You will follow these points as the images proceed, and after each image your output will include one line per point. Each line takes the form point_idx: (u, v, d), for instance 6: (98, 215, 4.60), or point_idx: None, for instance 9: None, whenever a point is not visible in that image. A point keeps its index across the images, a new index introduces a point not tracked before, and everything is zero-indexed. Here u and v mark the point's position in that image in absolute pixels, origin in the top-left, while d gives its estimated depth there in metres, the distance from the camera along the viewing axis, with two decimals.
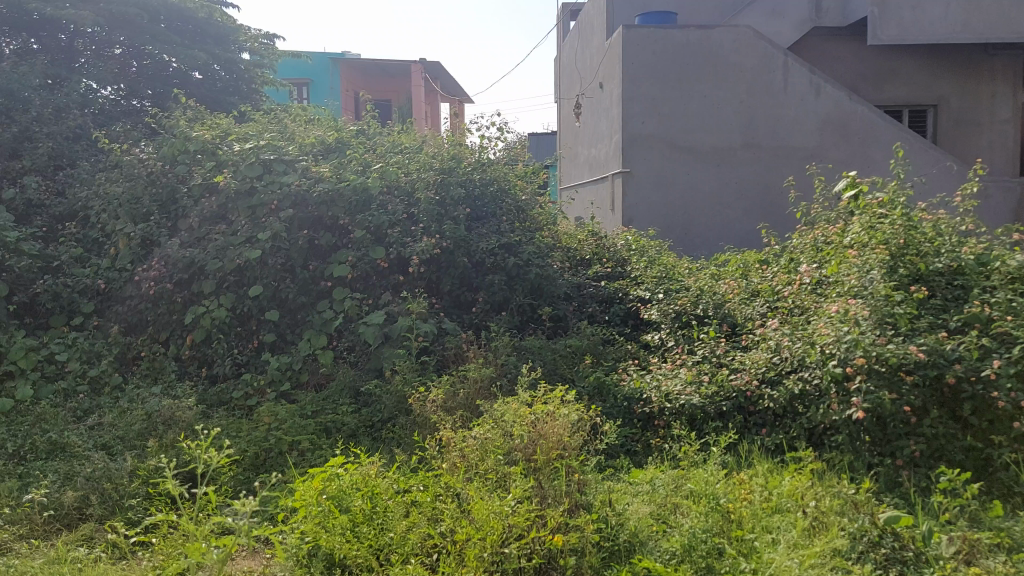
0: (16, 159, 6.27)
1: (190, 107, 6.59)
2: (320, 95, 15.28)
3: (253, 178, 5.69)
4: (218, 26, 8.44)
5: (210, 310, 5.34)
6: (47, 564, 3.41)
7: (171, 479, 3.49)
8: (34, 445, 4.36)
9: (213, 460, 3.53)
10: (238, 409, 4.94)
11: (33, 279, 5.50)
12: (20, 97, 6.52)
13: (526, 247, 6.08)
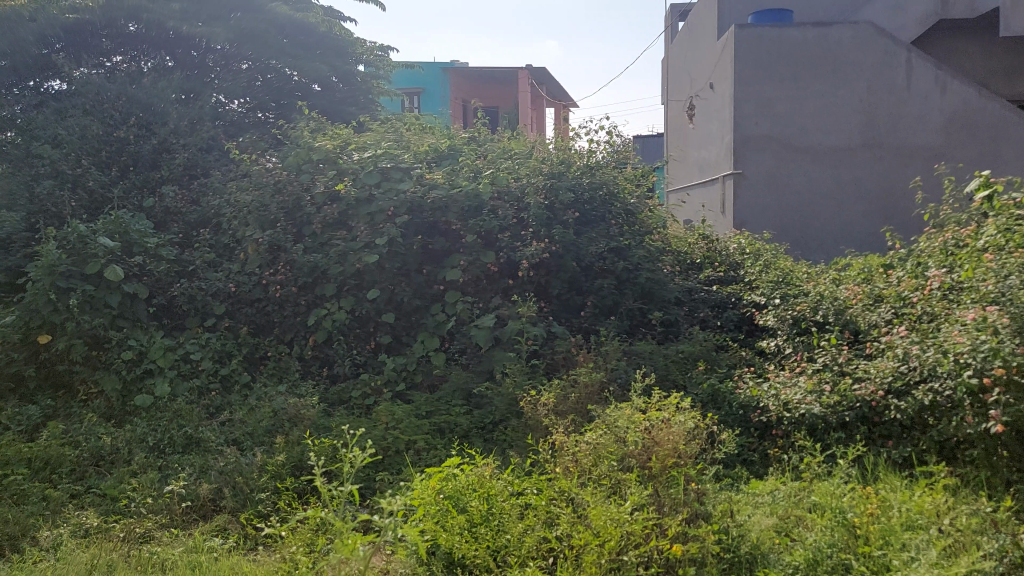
0: (157, 169, 6.76)
1: (312, 118, 6.82)
2: (431, 104, 15.59)
3: (372, 185, 5.81)
4: (335, 38, 8.36)
5: (332, 311, 5.62)
6: (186, 552, 3.62)
7: (317, 476, 3.54)
8: (172, 439, 4.66)
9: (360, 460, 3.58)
10: (357, 408, 5.11)
11: (171, 283, 5.83)
12: (157, 111, 6.96)
13: (636, 251, 6.01)
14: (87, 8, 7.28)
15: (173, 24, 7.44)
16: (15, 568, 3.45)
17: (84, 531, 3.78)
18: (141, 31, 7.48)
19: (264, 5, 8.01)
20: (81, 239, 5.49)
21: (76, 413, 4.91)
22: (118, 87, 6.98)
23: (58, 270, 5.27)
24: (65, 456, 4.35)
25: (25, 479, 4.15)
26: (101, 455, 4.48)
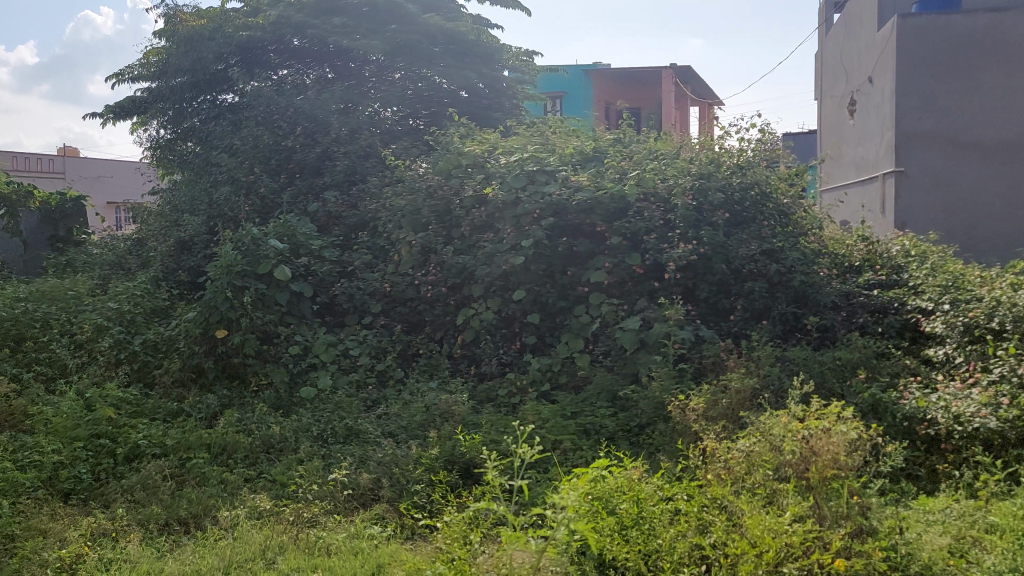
0: (321, 176, 7.20)
1: (463, 125, 7.02)
2: (574, 108, 15.77)
3: (518, 188, 5.88)
4: (483, 45, 8.41)
5: (479, 312, 5.75)
6: (348, 538, 3.80)
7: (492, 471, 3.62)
8: (334, 430, 4.95)
9: (528, 456, 3.60)
10: (503, 406, 5.22)
11: (333, 282, 6.24)
12: (321, 121, 7.33)
13: (789, 253, 5.81)
14: (259, 27, 7.97)
15: (335, 39, 7.78)
16: (199, 544, 3.75)
17: (258, 513, 4.05)
18: (306, 46, 7.95)
19: (418, 16, 8.17)
20: (255, 241, 6.00)
21: (249, 402, 5.28)
22: (286, 100, 7.49)
23: (235, 269, 5.72)
24: (240, 443, 4.71)
25: (205, 462, 4.52)
26: (271, 443, 4.80)
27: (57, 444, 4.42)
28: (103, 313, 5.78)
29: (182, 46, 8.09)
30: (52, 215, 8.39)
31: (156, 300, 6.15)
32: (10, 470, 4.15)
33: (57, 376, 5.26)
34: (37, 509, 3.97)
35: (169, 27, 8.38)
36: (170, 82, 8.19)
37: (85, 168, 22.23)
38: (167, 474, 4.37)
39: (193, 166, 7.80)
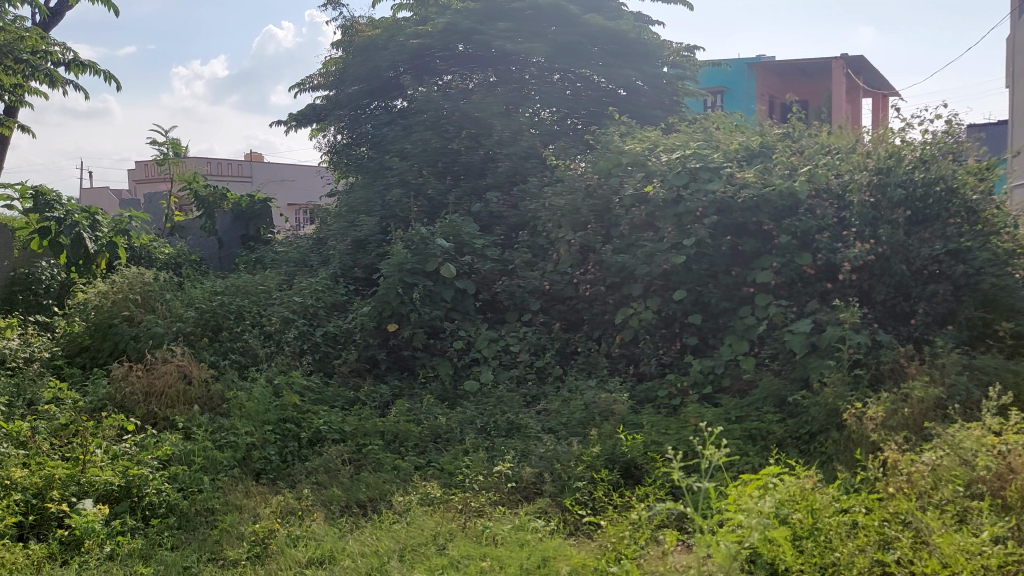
0: (485, 176, 7.39)
1: (625, 123, 6.98)
2: (734, 102, 15.32)
3: (680, 186, 5.79)
4: (643, 43, 8.32)
5: (639, 311, 5.69)
6: (513, 530, 3.87)
7: (677, 470, 3.56)
8: (497, 423, 5.09)
9: (717, 458, 3.51)
10: (664, 406, 5.17)
11: (495, 280, 6.41)
12: (485, 124, 7.53)
13: (978, 253, 5.26)
14: (428, 34, 8.25)
15: (500, 44, 7.92)
16: (375, 526, 3.96)
17: (429, 500, 4.22)
18: (471, 52, 8.16)
19: (579, 18, 8.18)
20: (423, 240, 6.25)
21: (417, 393, 5.58)
22: (453, 103, 7.76)
23: (405, 267, 6.05)
24: (410, 432, 4.95)
25: (379, 449, 4.78)
26: (439, 433, 5.01)
27: (249, 426, 4.83)
28: (289, 307, 6.22)
29: (358, 57, 8.63)
30: (243, 216, 8.98)
31: (336, 294, 6.54)
32: (211, 449, 4.57)
33: (250, 364, 5.72)
34: (234, 486, 4.33)
35: (346, 38, 8.86)
36: (347, 90, 8.77)
37: (269, 172, 23.99)
38: (345, 459, 4.67)
39: (366, 169, 8.20)
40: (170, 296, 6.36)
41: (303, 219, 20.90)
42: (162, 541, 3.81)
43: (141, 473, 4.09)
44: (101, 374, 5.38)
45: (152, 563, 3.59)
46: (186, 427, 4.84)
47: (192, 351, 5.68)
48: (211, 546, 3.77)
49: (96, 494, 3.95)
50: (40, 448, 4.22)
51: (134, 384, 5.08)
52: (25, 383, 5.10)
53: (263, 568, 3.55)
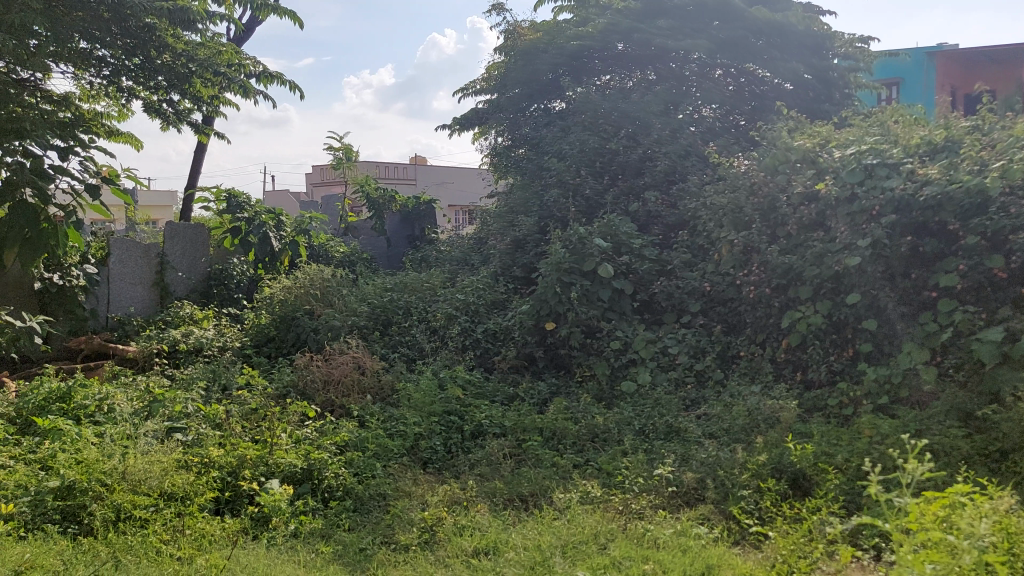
0: (643, 176, 7.32)
1: (792, 119, 6.71)
2: (911, 95, 14.55)
3: (854, 184, 5.49)
4: (813, 35, 7.89)
5: (807, 314, 5.45)
6: (675, 535, 3.81)
7: (871, 485, 3.30)
8: (656, 426, 5.03)
9: (920, 473, 3.23)
10: (834, 417, 4.97)
11: (653, 280, 6.34)
12: (645, 123, 7.47)
13: None
14: (589, 35, 8.25)
15: (659, 41, 7.80)
16: (537, 521, 4.01)
17: (589, 498, 4.24)
18: (631, 50, 8.09)
19: (745, 9, 7.82)
20: (581, 240, 6.26)
21: (574, 391, 5.64)
22: (612, 103, 7.72)
23: (563, 267, 6.08)
24: (569, 430, 5.00)
25: (539, 445, 4.85)
26: (597, 432, 5.03)
27: (417, 417, 5.07)
28: (452, 303, 6.49)
29: (519, 60, 8.67)
30: (411, 216, 9.50)
31: (496, 293, 6.70)
32: (383, 438, 4.84)
33: (416, 357, 6.05)
34: (404, 473, 4.54)
35: (507, 41, 8.99)
36: (507, 94, 8.88)
37: (431, 175, 24.99)
38: (507, 453, 4.78)
39: (526, 170, 8.32)
40: (347, 291, 6.79)
41: (459, 219, 21.77)
42: (340, 522, 4.04)
43: (320, 457, 4.40)
44: (285, 362, 5.86)
45: (332, 542, 3.81)
46: (360, 416, 5.16)
47: (366, 343, 6.10)
48: (384, 530, 3.96)
49: (281, 474, 4.27)
50: (234, 430, 4.61)
51: (314, 373, 5.50)
52: (221, 369, 5.57)
53: (432, 554, 3.70)
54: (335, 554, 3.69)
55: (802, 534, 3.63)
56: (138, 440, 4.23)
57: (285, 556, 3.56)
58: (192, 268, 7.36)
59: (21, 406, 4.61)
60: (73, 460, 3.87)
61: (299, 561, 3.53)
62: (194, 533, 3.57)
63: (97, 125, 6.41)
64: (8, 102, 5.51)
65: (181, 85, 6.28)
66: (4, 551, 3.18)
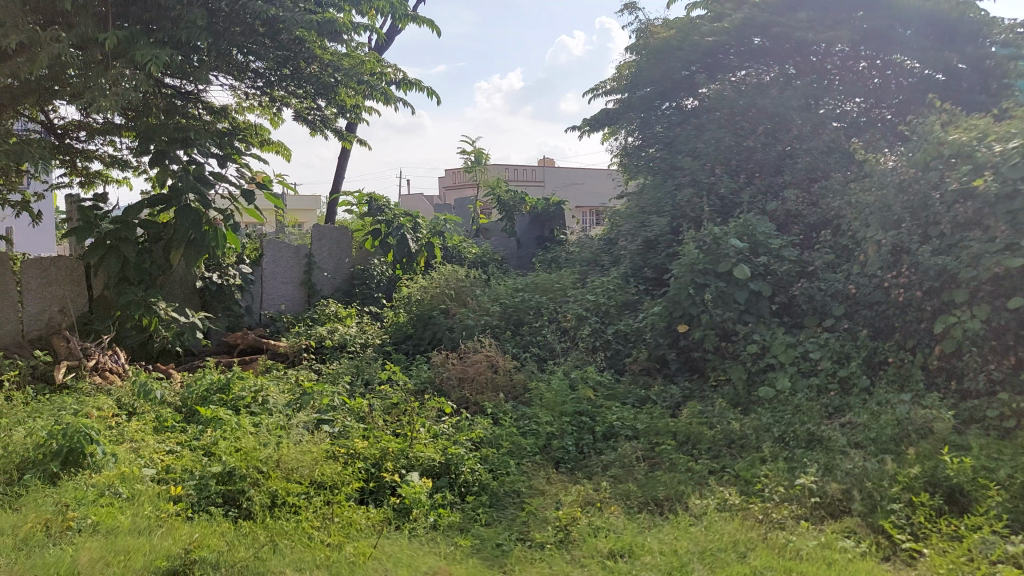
0: (781, 174, 7.13)
1: (947, 111, 6.29)
2: None
3: (1017, 179, 5.02)
4: (969, 22, 7.28)
5: (963, 320, 5.02)
6: (819, 547, 3.65)
7: None
8: (796, 433, 4.84)
9: None
10: (993, 429, 4.59)
11: (793, 282, 6.11)
12: (785, 119, 7.24)
13: None
14: (725, 30, 8.02)
15: (799, 35, 7.52)
16: (672, 526, 3.95)
17: (727, 506, 4.13)
18: (768, 45, 7.83)
19: None
20: (716, 240, 6.13)
21: (708, 395, 5.51)
22: (748, 99, 7.49)
23: (697, 268, 5.97)
24: (703, 435, 4.89)
25: (673, 449, 4.77)
26: (733, 439, 4.89)
27: (550, 416, 5.11)
28: (583, 304, 6.50)
29: (651, 59, 8.55)
30: (540, 217, 9.52)
31: (627, 293, 6.64)
32: (516, 435, 4.91)
33: (548, 357, 6.12)
34: (537, 471, 4.58)
35: (639, 40, 8.88)
36: (638, 93, 8.78)
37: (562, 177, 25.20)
38: (640, 456, 4.73)
39: (658, 170, 8.23)
40: (479, 291, 6.91)
41: (592, 219, 21.51)
42: (477, 517, 4.12)
43: (457, 452, 4.52)
44: (423, 359, 6.06)
45: (470, 536, 3.89)
46: (494, 413, 5.25)
47: (498, 342, 6.20)
48: (520, 527, 4.01)
49: (421, 468, 4.41)
50: (377, 423, 4.82)
51: (450, 370, 5.68)
52: (364, 364, 5.88)
53: (568, 553, 3.69)
54: (473, 549, 3.76)
55: (963, 555, 3.40)
56: (290, 431, 4.50)
57: (427, 547, 3.66)
58: (337, 268, 7.74)
59: (186, 396, 4.99)
60: (233, 448, 4.15)
61: (440, 553, 3.62)
62: (343, 521, 3.73)
63: (251, 134, 6.87)
64: (174, 114, 6.05)
65: (328, 93, 6.57)
66: (176, 530, 3.43)
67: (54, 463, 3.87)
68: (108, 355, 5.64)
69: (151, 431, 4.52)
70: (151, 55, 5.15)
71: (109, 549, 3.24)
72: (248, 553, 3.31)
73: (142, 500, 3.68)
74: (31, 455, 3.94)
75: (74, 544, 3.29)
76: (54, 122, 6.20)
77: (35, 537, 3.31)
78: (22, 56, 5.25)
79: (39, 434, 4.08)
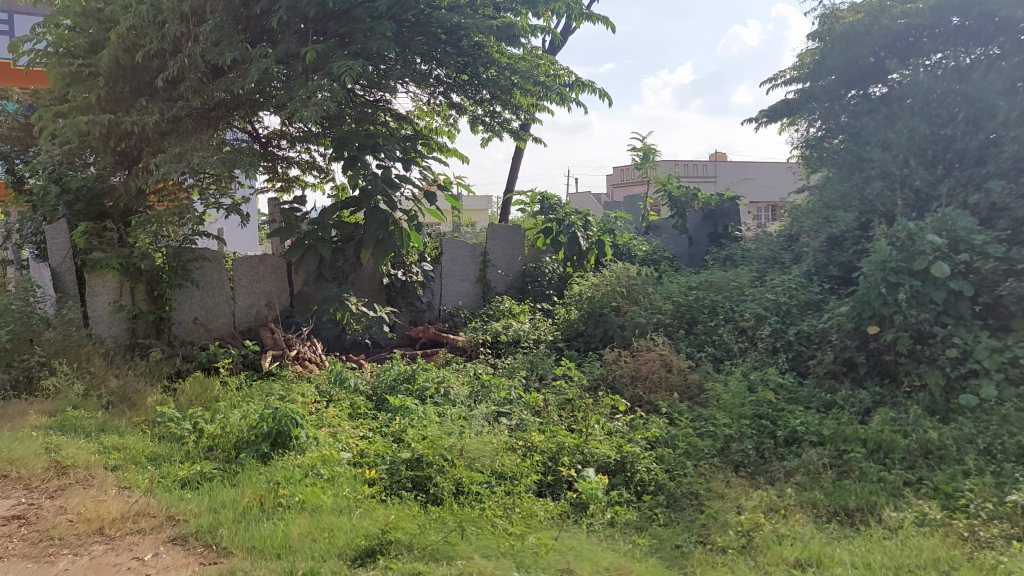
0: (984, 165, 6.56)
1: None
2: None
3: None
4: None
5: None
6: None
7: None
8: (1004, 446, 4.43)
9: None
10: None
11: (1000, 281, 5.56)
12: (989, 104, 6.62)
13: None
14: (917, 11, 7.43)
15: (1005, 13, 6.89)
16: (864, 538, 3.73)
17: (926, 520, 3.85)
18: (966, 23, 7.17)
19: None
20: (910, 236, 5.73)
21: (901, 402, 5.18)
22: (945, 84, 6.92)
23: (889, 266, 5.58)
24: (897, 443, 4.58)
25: (863, 458, 4.52)
26: (930, 449, 4.56)
27: (728, 419, 4.99)
28: (761, 303, 6.31)
29: (834, 46, 8.06)
30: (713, 215, 9.35)
31: (809, 293, 6.37)
32: (693, 436, 4.83)
33: (724, 357, 5.98)
34: (715, 473, 4.49)
35: (820, 26, 8.40)
36: (821, 82, 8.32)
37: (737, 172, 24.37)
38: (827, 463, 4.51)
39: (843, 163, 7.82)
40: (652, 289, 6.83)
41: (771, 215, 20.75)
42: (654, 516, 4.09)
43: (633, 451, 4.51)
44: (596, 357, 6.11)
45: (648, 535, 3.87)
46: (669, 413, 5.20)
47: (672, 341, 6.15)
48: (700, 529, 3.93)
49: (597, 464, 4.44)
50: (552, 418, 4.91)
51: (623, 368, 5.69)
52: (539, 360, 6.02)
53: (752, 559, 3.56)
54: (652, 548, 3.73)
55: None
56: (471, 422, 4.69)
57: (605, 543, 3.67)
58: (510, 266, 7.94)
59: (377, 385, 5.30)
60: (420, 436, 4.37)
61: (620, 550, 3.62)
62: (523, 512, 3.82)
63: (432, 139, 7.17)
64: (364, 122, 6.36)
65: (504, 95, 6.76)
66: (372, 512, 3.65)
67: (265, 443, 4.23)
68: (307, 346, 6.09)
69: (346, 417, 4.85)
70: (345, 66, 5.49)
71: (316, 526, 3.49)
72: (438, 537, 3.44)
73: (341, 482, 3.95)
74: (246, 435, 4.33)
75: (284, 519, 3.58)
76: (259, 132, 6.74)
77: (252, 511, 3.63)
78: (235, 72, 5.82)
79: (251, 417, 4.47)
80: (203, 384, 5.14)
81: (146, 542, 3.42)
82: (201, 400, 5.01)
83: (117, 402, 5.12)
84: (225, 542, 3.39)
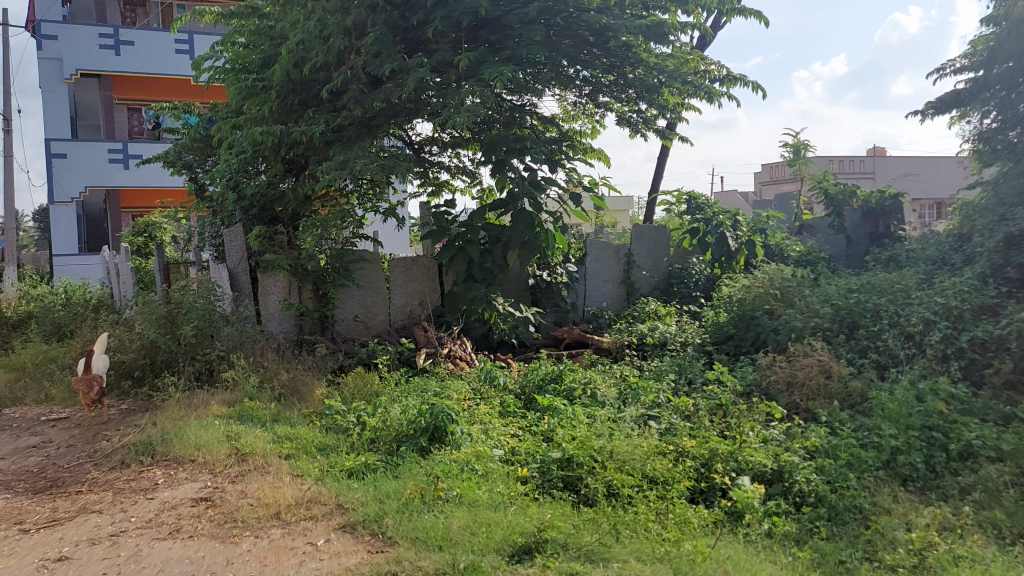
0: None
1: None
2: None
3: None
4: None
5: None
6: None
7: None
8: None
9: None
10: None
11: None
12: None
13: None
14: None
15: None
16: None
17: None
18: None
19: None
20: None
21: None
22: None
23: None
24: None
25: None
26: None
27: (894, 429, 4.71)
28: (929, 307, 5.87)
29: (1010, 31, 7.45)
30: (873, 213, 8.88)
31: (984, 296, 5.91)
32: (855, 447, 4.60)
33: (889, 364, 5.67)
34: (880, 487, 4.26)
35: (996, 9, 7.76)
36: (996, 70, 7.71)
37: (897, 167, 22.97)
38: (1009, 480, 4.16)
39: None
40: (808, 291, 6.58)
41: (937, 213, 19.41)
42: (815, 529, 3.93)
43: (791, 460, 4.34)
44: (749, 362, 5.94)
45: (808, 548, 3.72)
46: (829, 422, 4.98)
47: (830, 346, 5.90)
48: (865, 545, 3.75)
49: (752, 472, 4.32)
50: (704, 424, 4.82)
51: (778, 373, 5.51)
52: (688, 363, 5.92)
53: None
54: (813, 562, 3.58)
55: None
56: (620, 424, 4.67)
57: (764, 555, 3.55)
58: (655, 266, 7.88)
59: (525, 385, 5.37)
60: (571, 436, 4.40)
61: (779, 563, 3.49)
62: (677, 518, 3.77)
63: (577, 141, 7.20)
64: (512, 126, 6.44)
65: (652, 95, 6.71)
66: (526, 509, 3.70)
67: (423, 438, 4.39)
68: (458, 344, 6.27)
69: (497, 415, 4.95)
70: (496, 72, 5.61)
71: (474, 519, 3.58)
72: (593, 538, 3.44)
73: (495, 478, 4.03)
74: (405, 429, 4.51)
75: (444, 512, 3.69)
76: (413, 139, 7.01)
77: (414, 503, 3.77)
78: (392, 82, 6.07)
79: (411, 411, 4.66)
80: (364, 378, 5.41)
81: (318, 528, 3.63)
82: (362, 394, 5.27)
83: (287, 394, 5.48)
84: (390, 532, 3.54)
